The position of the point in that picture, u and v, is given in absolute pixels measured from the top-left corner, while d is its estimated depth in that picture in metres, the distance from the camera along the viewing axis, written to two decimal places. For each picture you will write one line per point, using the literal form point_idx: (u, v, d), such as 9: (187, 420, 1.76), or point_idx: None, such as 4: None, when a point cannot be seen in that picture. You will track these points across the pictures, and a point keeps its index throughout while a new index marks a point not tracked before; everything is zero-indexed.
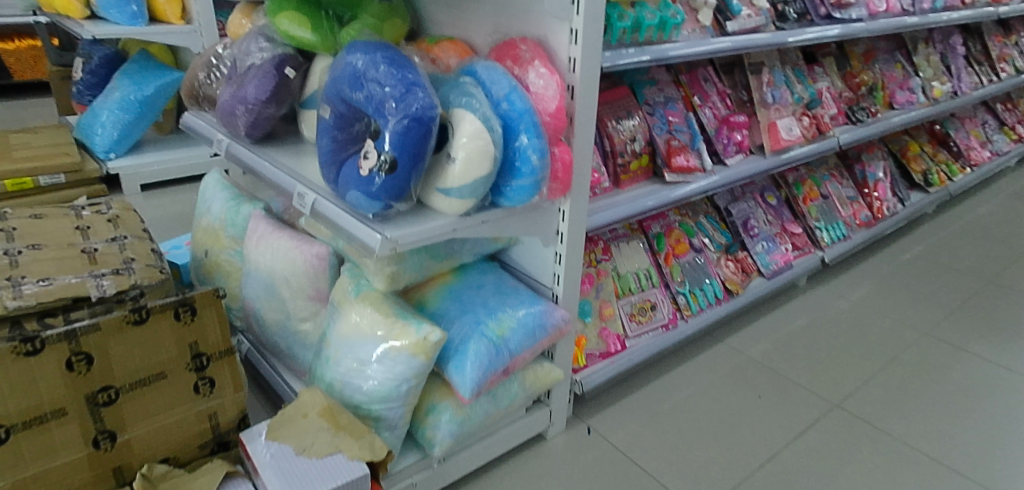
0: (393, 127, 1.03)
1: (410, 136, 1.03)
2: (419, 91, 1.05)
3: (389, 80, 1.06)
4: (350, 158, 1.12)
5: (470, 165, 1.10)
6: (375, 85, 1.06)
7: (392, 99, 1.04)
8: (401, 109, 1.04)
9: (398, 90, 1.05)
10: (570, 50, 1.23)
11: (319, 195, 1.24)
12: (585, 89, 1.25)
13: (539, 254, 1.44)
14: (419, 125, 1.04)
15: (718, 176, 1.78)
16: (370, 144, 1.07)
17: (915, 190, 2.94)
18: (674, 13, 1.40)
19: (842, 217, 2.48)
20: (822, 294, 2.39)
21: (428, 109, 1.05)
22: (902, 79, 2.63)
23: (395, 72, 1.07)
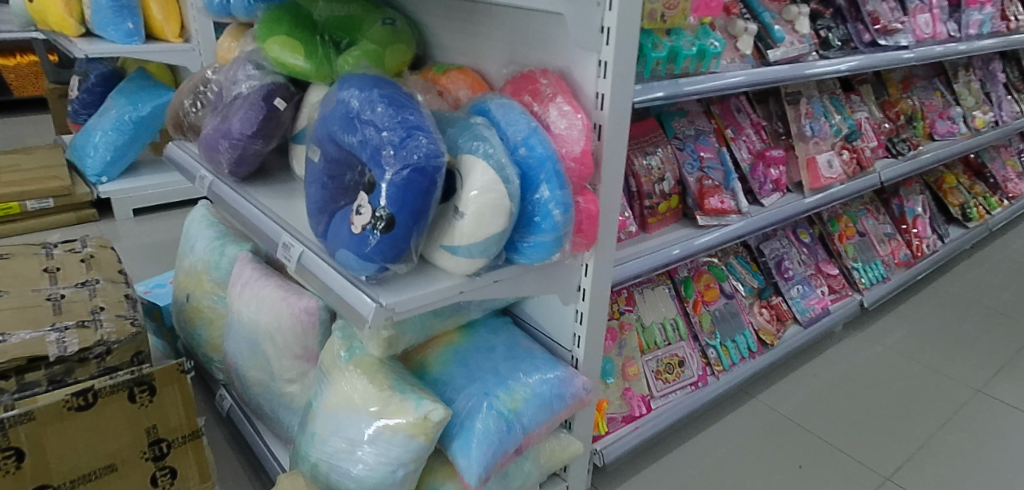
0: (391, 180, 0.87)
1: (412, 189, 0.87)
2: (422, 135, 0.89)
3: (388, 122, 0.89)
4: (342, 210, 0.96)
5: (482, 221, 0.93)
6: (372, 128, 0.90)
7: (391, 145, 0.88)
8: (401, 158, 0.87)
9: (398, 135, 0.88)
10: (598, 85, 1.07)
11: (308, 247, 1.08)
12: (614, 129, 1.09)
13: (556, 312, 1.27)
14: (422, 177, 0.87)
15: (753, 218, 1.61)
16: (364, 197, 0.91)
17: (953, 224, 2.76)
18: (714, 42, 1.24)
19: (880, 256, 2.30)
20: (859, 341, 2.20)
21: (433, 157, 0.88)
22: (942, 107, 2.44)
23: (395, 111, 0.90)
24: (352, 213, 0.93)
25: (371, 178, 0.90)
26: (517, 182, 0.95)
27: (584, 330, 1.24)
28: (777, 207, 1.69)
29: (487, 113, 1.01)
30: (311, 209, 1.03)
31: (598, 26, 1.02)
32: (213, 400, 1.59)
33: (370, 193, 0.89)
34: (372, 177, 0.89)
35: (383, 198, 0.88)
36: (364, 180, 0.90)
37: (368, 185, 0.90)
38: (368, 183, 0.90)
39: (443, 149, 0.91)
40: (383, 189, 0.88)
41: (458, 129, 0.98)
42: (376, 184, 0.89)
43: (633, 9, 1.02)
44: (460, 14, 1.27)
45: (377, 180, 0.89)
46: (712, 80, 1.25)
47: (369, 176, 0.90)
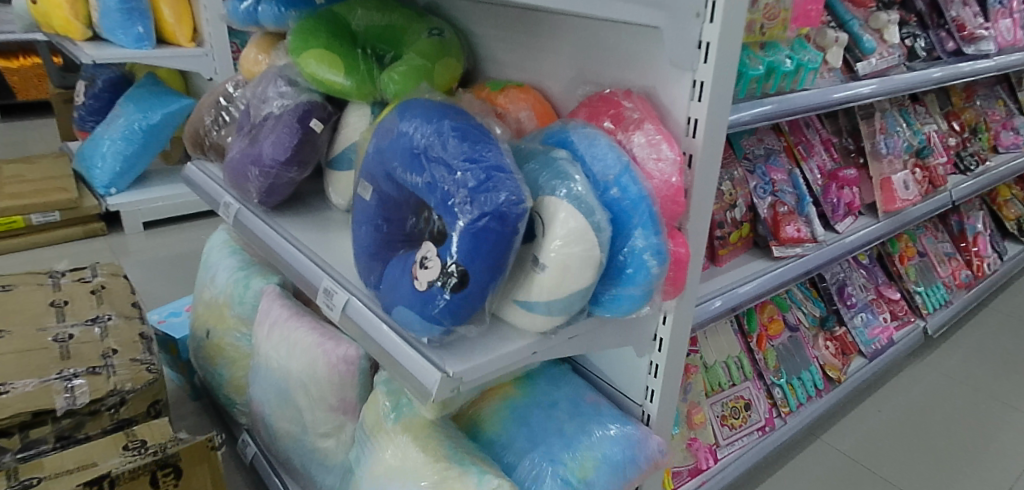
0: (466, 231, 0.72)
1: (490, 240, 0.73)
2: (502, 176, 0.74)
3: (463, 161, 0.75)
4: (403, 260, 0.82)
5: (567, 276, 0.79)
6: (443, 167, 0.75)
7: (466, 189, 0.73)
8: (479, 205, 0.73)
9: (474, 177, 0.74)
10: (691, 108, 0.92)
11: (354, 296, 0.93)
12: (706, 158, 0.94)
13: (626, 361, 1.13)
14: (503, 227, 0.73)
15: (829, 247, 1.46)
16: (431, 247, 0.77)
17: (1008, 239, 2.62)
18: (812, 55, 1.09)
19: (941, 278, 2.14)
20: (922, 370, 2.06)
21: (515, 202, 0.73)
22: (1005, 117, 2.29)
23: (471, 148, 0.76)
24: (415, 265, 0.79)
25: (440, 227, 0.75)
26: (608, 228, 0.80)
27: (660, 384, 1.09)
28: (853, 233, 1.54)
29: (569, 145, 0.86)
30: (362, 255, 0.89)
31: (695, 42, 0.88)
32: (235, 445, 1.45)
33: (439, 244, 0.75)
34: (442, 226, 0.75)
35: (455, 251, 0.73)
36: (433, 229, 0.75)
37: (437, 235, 0.75)
38: (436, 233, 0.75)
39: (526, 191, 0.76)
40: (455, 241, 0.73)
41: (537, 164, 0.83)
42: (448, 234, 0.74)
43: (737, 21, 0.87)
44: (517, 22, 1.12)
45: (448, 230, 0.74)
46: (808, 100, 1.10)
47: (438, 224, 0.75)
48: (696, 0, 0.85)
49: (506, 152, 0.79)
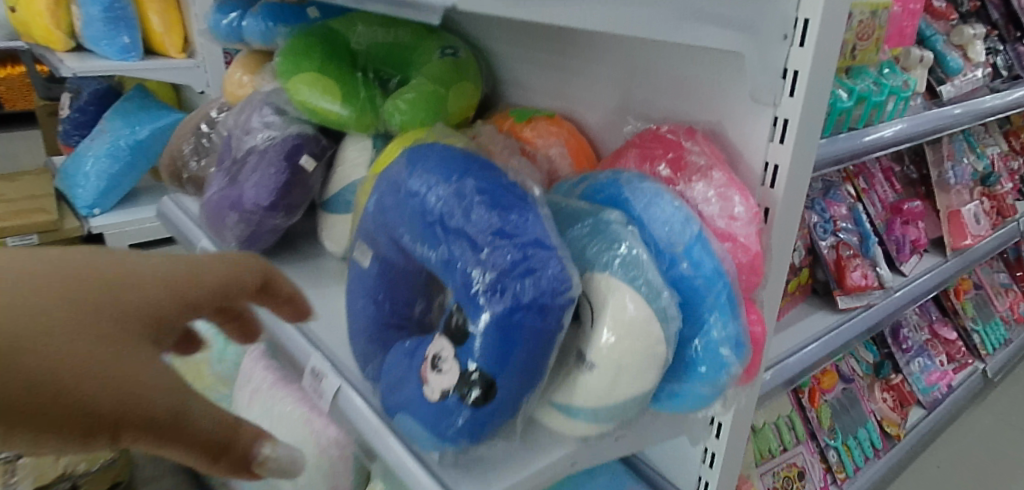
0: (496, 330, 0.54)
1: (526, 340, 0.55)
2: (545, 256, 0.56)
3: (491, 233, 0.56)
4: (407, 351, 0.63)
5: (623, 378, 0.61)
6: (464, 239, 0.57)
7: (496, 272, 0.55)
8: (514, 295, 0.55)
9: (507, 256, 0.55)
10: (769, 151, 0.74)
11: (345, 382, 0.75)
12: (787, 212, 0.76)
13: (675, 445, 0.94)
14: (544, 322, 0.55)
15: (898, 293, 1.28)
16: (445, 342, 0.58)
17: None
18: (905, 81, 0.91)
19: (999, 313, 1.96)
20: (979, 415, 1.86)
21: (561, 287, 0.55)
22: None
23: (502, 215, 0.57)
24: (424, 361, 0.60)
25: (459, 320, 0.57)
26: (676, 316, 0.62)
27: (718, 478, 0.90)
28: (919, 275, 1.35)
29: (623, 201, 0.67)
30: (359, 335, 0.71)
31: (779, 69, 0.70)
32: None
33: (457, 344, 0.56)
34: (463, 319, 0.56)
35: (478, 355, 0.55)
36: (451, 322, 0.57)
37: (455, 330, 0.57)
38: (453, 327, 0.57)
39: (575, 273, 0.58)
40: (479, 342, 0.55)
41: (584, 229, 0.64)
42: (470, 331, 0.56)
43: (832, 44, 0.70)
44: (543, 40, 0.94)
45: (470, 326, 0.56)
46: (894, 134, 0.92)
47: (456, 315, 0.57)
48: (784, 19, 0.69)
49: (548, 217, 0.60)
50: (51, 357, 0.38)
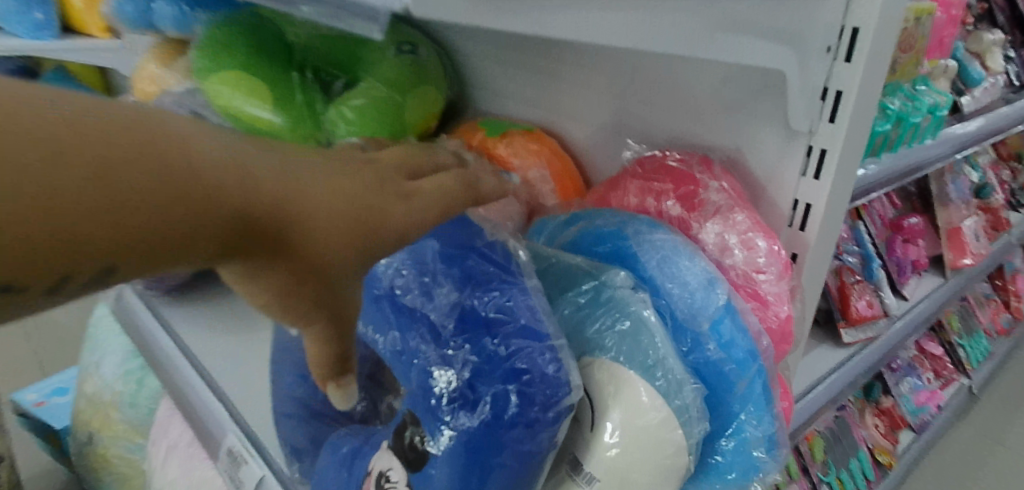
0: (464, 459, 0.40)
1: (510, 464, 0.40)
2: (536, 351, 0.41)
3: (462, 324, 0.43)
4: (342, 461, 0.49)
5: None
6: (426, 329, 0.43)
7: (468, 376, 0.41)
8: (493, 408, 0.40)
9: (484, 355, 0.41)
10: (801, 188, 0.60)
11: (271, 474, 0.68)
12: (819, 258, 0.63)
13: None
14: (534, 442, 0.40)
15: (901, 320, 1.17)
16: (399, 464, 0.44)
17: None
18: (940, 96, 0.78)
19: (982, 325, 1.86)
20: (963, 430, 1.77)
21: (557, 392, 0.41)
22: None
23: (480, 294, 0.43)
24: (366, 476, 0.46)
25: (415, 437, 0.43)
26: (701, 412, 0.48)
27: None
28: (920, 298, 1.25)
29: (631, 259, 0.52)
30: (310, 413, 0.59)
31: (819, 88, 0.56)
32: None
33: (411, 469, 0.43)
34: (420, 437, 0.42)
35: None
36: (409, 441, 0.43)
37: (410, 450, 0.43)
38: (407, 445, 0.43)
39: (574, 368, 0.43)
40: (439, 471, 0.41)
41: (581, 299, 0.49)
42: (428, 455, 0.41)
43: (882, 57, 0.56)
44: (515, 41, 0.79)
45: (429, 450, 0.41)
46: (918, 159, 0.80)
47: (411, 430, 0.43)
48: (830, 26, 0.54)
49: (538, 288, 0.45)
50: (321, 239, 0.41)
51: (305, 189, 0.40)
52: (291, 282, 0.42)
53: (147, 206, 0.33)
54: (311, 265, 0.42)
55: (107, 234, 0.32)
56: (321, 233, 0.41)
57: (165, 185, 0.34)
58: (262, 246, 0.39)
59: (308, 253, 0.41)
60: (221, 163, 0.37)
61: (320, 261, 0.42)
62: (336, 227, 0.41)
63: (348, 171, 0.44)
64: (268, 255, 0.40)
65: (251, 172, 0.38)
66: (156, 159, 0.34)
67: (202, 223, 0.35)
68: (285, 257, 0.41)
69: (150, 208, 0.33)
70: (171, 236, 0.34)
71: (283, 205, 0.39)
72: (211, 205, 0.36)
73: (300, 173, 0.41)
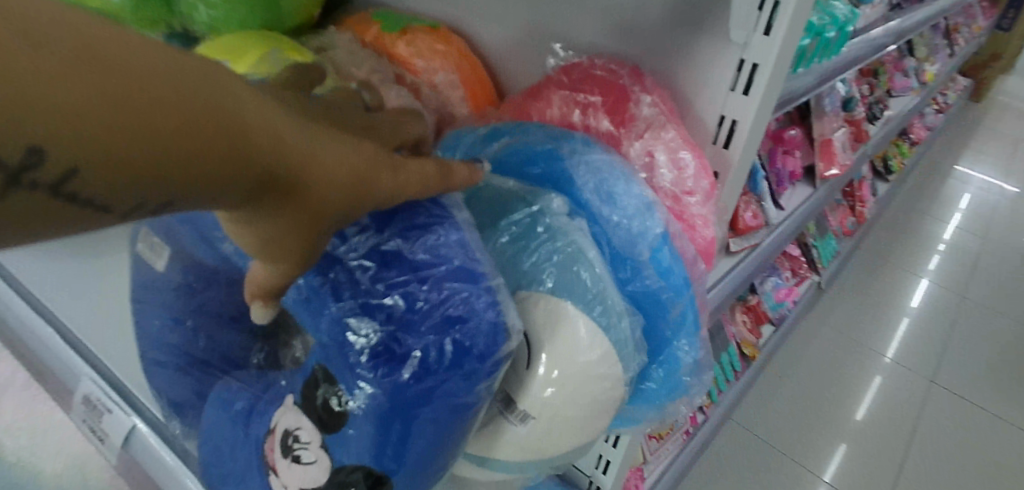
0: (389, 416, 0.36)
1: (444, 418, 0.37)
2: (473, 295, 0.37)
3: (383, 271, 0.38)
4: (239, 417, 0.47)
5: (555, 441, 0.45)
6: (342, 278, 0.39)
7: (394, 328, 0.37)
8: (423, 361, 0.36)
9: (411, 304, 0.37)
10: (728, 103, 0.58)
11: (141, 422, 0.70)
12: (738, 174, 0.62)
13: (620, 454, 0.74)
14: (468, 393, 0.37)
15: (778, 229, 1.23)
16: (310, 419, 0.39)
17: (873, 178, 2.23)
18: (845, 9, 0.78)
19: (832, 228, 1.85)
20: (825, 308, 1.87)
21: (494, 345, 0.37)
22: (898, 58, 2.08)
23: (406, 233, 0.38)
24: (269, 437, 0.42)
25: (329, 397, 0.38)
26: (636, 345, 0.46)
27: (612, 485, 0.77)
28: (794, 207, 1.32)
29: (565, 183, 0.48)
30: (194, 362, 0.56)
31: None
32: None
33: (325, 430, 0.38)
34: (337, 396, 0.38)
35: (360, 452, 0.37)
36: (324, 398, 0.38)
37: (324, 411, 0.38)
38: (320, 406, 0.39)
39: (512, 309, 0.39)
40: (363, 431, 0.37)
41: (514, 229, 0.45)
42: (349, 416, 0.37)
43: None
44: None
45: (351, 410, 0.37)
46: (803, 84, 0.82)
47: (324, 388, 0.38)
48: None
49: (468, 221, 0.41)
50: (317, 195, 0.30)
51: (312, 127, 0.30)
52: (280, 233, 0.30)
53: (118, 117, 0.22)
54: (311, 215, 0.30)
55: (62, 135, 0.21)
56: (328, 177, 0.30)
57: (145, 100, 0.23)
58: (257, 192, 0.28)
59: (298, 210, 0.30)
60: (216, 74, 0.26)
61: (319, 215, 0.30)
62: (335, 182, 0.30)
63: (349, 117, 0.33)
64: (259, 204, 0.29)
65: (249, 95, 0.28)
66: (135, 59, 0.23)
67: (189, 147, 0.25)
68: (282, 205, 0.29)
69: (125, 119, 0.23)
70: (147, 164, 0.24)
71: (284, 141, 0.28)
72: (209, 133, 0.25)
73: (304, 118, 0.30)
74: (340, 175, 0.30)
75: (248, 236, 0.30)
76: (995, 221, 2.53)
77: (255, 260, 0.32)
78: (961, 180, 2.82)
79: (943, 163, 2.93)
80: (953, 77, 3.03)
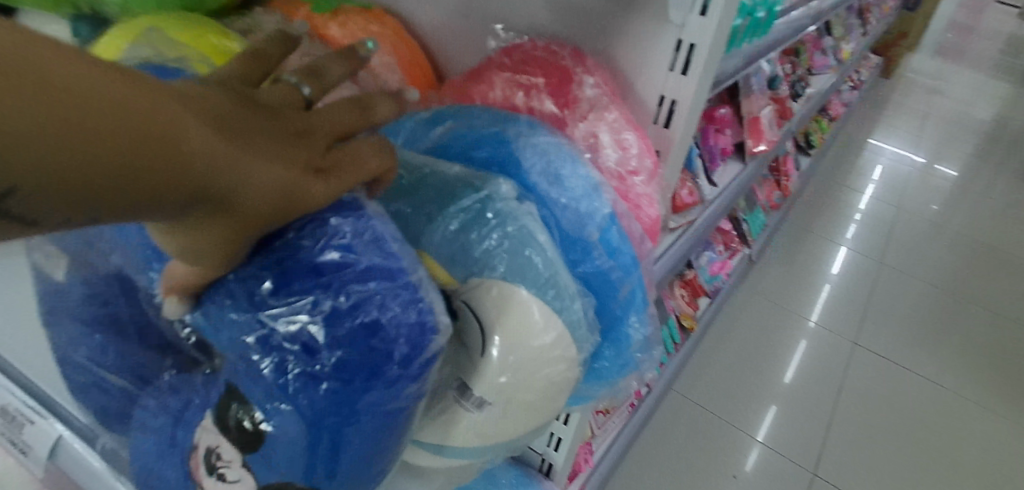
0: (308, 434, 0.35)
1: (373, 426, 0.36)
2: (387, 298, 0.34)
3: (283, 280, 0.35)
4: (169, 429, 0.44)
5: (509, 422, 0.45)
6: (231, 292, 0.36)
7: (302, 341, 0.34)
8: (338, 375, 0.34)
9: (318, 317, 0.34)
10: (667, 84, 0.59)
11: (68, 431, 0.67)
12: (680, 152, 0.63)
13: (572, 431, 0.75)
14: (395, 399, 0.35)
15: (711, 206, 1.26)
16: (228, 444, 0.38)
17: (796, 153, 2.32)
18: None
19: (761, 202, 1.91)
20: (755, 279, 1.94)
21: (417, 348, 0.34)
22: (817, 37, 2.16)
23: (303, 236, 0.34)
24: (192, 454, 0.41)
25: (242, 418, 0.37)
26: (589, 325, 0.47)
27: (565, 461, 0.78)
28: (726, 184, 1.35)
29: (514, 166, 0.48)
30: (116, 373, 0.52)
31: None
32: None
33: (243, 450, 0.37)
34: (250, 416, 0.37)
35: (287, 470, 0.36)
36: (237, 423, 0.37)
37: (237, 432, 0.37)
38: (233, 426, 0.38)
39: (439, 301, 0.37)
40: (285, 450, 0.36)
41: (463, 216, 0.43)
42: (265, 436, 0.36)
43: None
44: None
45: (268, 433, 0.36)
46: (730, 66, 0.84)
47: (236, 409, 0.37)
48: None
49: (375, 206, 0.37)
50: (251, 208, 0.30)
51: (255, 142, 0.29)
52: (206, 242, 0.30)
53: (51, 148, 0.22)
54: (242, 226, 0.30)
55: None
56: (262, 192, 0.29)
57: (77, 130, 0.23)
58: (187, 208, 0.28)
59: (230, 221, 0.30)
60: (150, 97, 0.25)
61: (251, 224, 0.30)
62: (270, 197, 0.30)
63: (298, 111, 0.32)
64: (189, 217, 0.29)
65: (188, 111, 0.27)
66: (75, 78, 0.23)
67: (122, 167, 0.24)
68: (210, 218, 0.29)
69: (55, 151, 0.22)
70: (75, 182, 0.23)
71: (221, 159, 0.28)
72: (141, 159, 0.25)
73: (246, 127, 0.29)
74: (274, 190, 0.30)
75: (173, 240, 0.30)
76: (907, 191, 2.67)
77: (186, 261, 0.31)
78: (875, 152, 2.96)
79: (858, 138, 3.08)
80: (866, 55, 3.17)
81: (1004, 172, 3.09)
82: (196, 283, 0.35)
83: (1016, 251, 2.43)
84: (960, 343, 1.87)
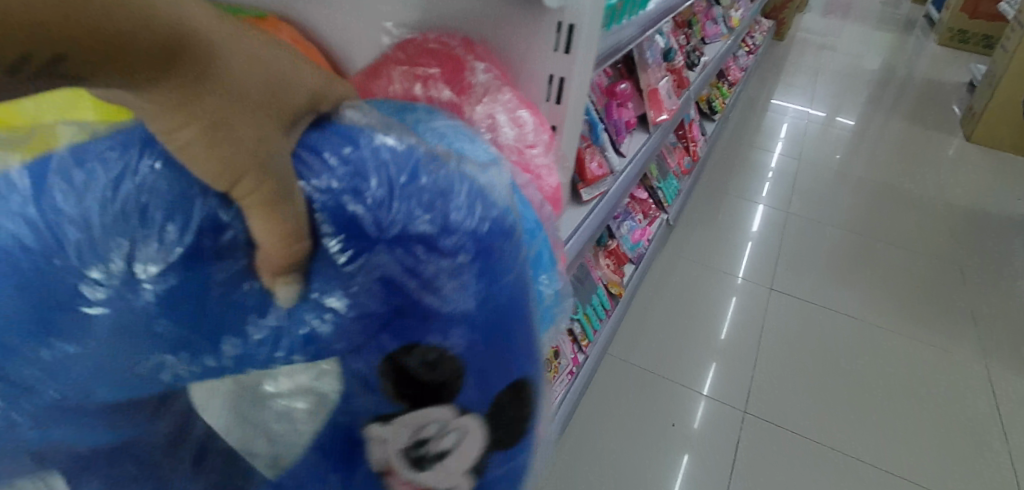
0: (481, 322, 0.36)
1: (510, 290, 0.37)
2: (452, 175, 0.36)
3: (392, 192, 0.33)
4: None
5: None
6: (332, 269, 0.33)
7: (426, 247, 0.34)
8: (471, 247, 0.35)
9: (424, 219, 0.34)
10: (551, 65, 0.64)
11: None
12: (572, 127, 0.69)
13: None
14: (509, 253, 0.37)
15: (622, 176, 1.33)
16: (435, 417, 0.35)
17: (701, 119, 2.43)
18: None
19: (672, 169, 2.01)
20: (677, 243, 2.04)
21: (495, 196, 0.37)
22: (707, 8, 2.28)
23: (362, 161, 0.34)
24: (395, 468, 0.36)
25: (426, 359, 0.35)
26: None
27: None
28: (634, 153, 1.42)
29: None
30: None
31: None
32: None
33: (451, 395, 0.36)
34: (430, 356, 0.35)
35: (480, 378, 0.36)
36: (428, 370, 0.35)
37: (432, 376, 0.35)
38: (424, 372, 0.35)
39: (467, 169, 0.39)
40: (481, 351, 0.36)
41: None
42: (464, 365, 0.36)
43: None
44: None
45: (458, 346, 0.35)
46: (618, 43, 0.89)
47: (417, 359, 0.35)
48: None
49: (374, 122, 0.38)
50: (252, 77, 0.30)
51: (224, 19, 0.30)
52: (223, 117, 0.28)
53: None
54: (257, 98, 0.30)
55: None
56: (245, 57, 0.29)
57: None
58: (196, 71, 0.27)
59: (240, 87, 0.29)
60: None
61: (258, 94, 0.30)
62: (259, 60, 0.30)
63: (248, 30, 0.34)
64: (210, 90, 0.28)
65: None
66: None
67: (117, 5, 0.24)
68: (218, 81, 0.28)
69: None
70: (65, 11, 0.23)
71: (185, 7, 0.27)
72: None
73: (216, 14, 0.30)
74: (251, 59, 0.30)
75: (185, 136, 0.28)
76: (808, 145, 2.84)
77: (218, 181, 0.29)
78: (777, 112, 3.13)
79: (760, 100, 3.24)
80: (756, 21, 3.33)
81: (895, 117, 3.32)
82: (305, 249, 0.32)
83: (909, 188, 2.62)
84: (866, 277, 2.02)
